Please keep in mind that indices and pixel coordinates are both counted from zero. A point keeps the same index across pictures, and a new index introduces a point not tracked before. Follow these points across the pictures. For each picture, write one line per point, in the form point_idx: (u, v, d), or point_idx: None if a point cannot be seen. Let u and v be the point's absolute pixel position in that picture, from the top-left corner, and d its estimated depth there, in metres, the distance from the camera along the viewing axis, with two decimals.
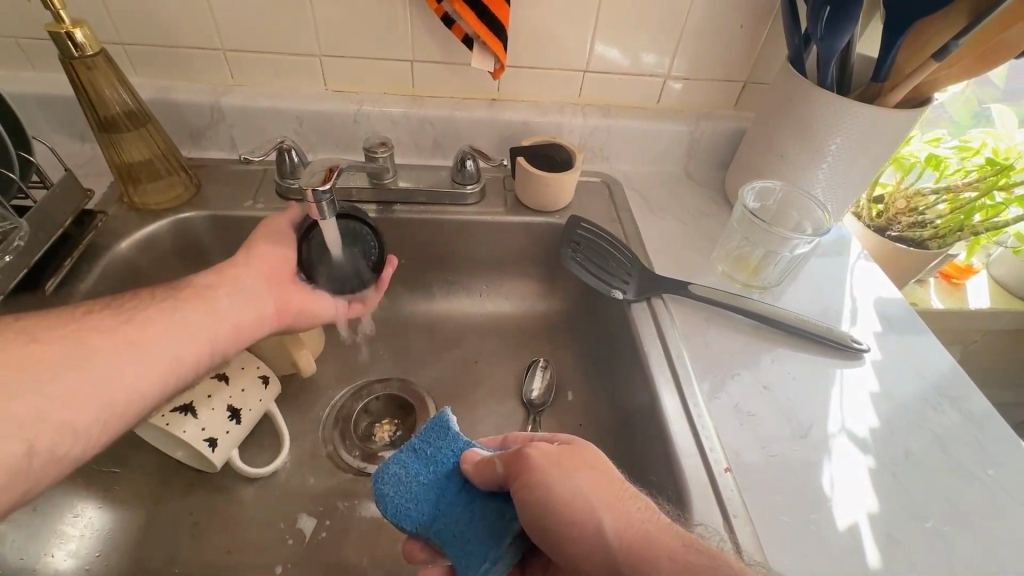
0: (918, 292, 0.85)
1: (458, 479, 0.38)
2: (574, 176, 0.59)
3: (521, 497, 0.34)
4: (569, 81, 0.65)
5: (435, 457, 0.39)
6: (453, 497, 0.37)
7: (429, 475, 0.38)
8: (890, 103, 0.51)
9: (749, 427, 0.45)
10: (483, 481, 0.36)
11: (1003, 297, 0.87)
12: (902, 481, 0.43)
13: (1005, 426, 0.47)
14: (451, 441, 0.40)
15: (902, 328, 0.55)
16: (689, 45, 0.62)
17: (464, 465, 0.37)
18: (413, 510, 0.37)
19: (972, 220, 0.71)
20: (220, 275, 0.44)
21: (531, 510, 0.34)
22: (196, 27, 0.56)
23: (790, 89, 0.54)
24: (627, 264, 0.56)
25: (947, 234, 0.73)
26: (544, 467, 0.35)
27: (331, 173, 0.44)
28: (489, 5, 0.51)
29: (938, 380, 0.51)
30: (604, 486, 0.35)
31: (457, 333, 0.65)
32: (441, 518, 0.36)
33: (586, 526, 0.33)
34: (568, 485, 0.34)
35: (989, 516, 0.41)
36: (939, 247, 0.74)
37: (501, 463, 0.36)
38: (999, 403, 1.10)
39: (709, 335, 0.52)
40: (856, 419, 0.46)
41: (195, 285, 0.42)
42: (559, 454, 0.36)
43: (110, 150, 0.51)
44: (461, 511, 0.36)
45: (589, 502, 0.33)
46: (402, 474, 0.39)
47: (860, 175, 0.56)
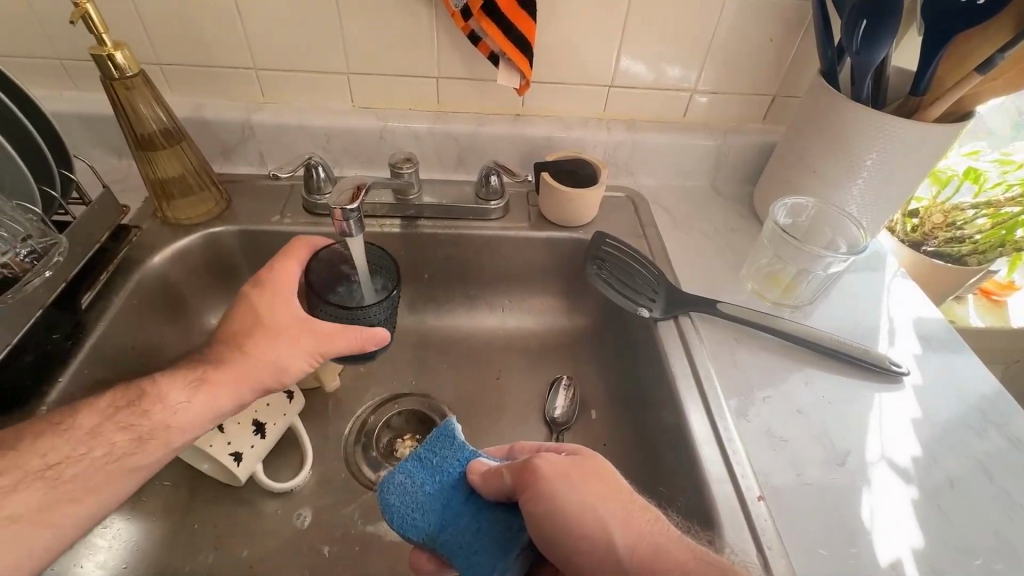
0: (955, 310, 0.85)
1: (464, 489, 0.37)
2: (597, 192, 0.58)
3: (531, 509, 0.33)
4: (593, 96, 0.64)
5: (440, 467, 0.39)
6: (459, 507, 0.36)
7: (435, 485, 0.38)
8: (931, 117, 0.49)
9: (778, 452, 0.43)
10: (491, 490, 0.36)
11: None
12: (922, 502, 0.41)
13: None
14: (457, 450, 0.39)
15: (939, 346, 0.53)
16: (716, 60, 0.61)
17: (471, 476, 0.37)
18: (419, 520, 0.37)
19: (1014, 237, 0.70)
20: (205, 405, 0.40)
21: (539, 523, 0.33)
22: (230, 48, 0.58)
23: (824, 104, 0.52)
24: (653, 281, 0.55)
25: (988, 250, 0.72)
26: (552, 479, 0.34)
27: (358, 192, 0.46)
28: (513, 21, 0.50)
29: (977, 400, 0.48)
30: (612, 498, 0.34)
31: (479, 349, 0.64)
32: (447, 529, 0.36)
33: (595, 537, 0.32)
34: (577, 496, 0.33)
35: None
36: (979, 263, 0.73)
37: (510, 474, 0.35)
38: None
39: (738, 356, 0.50)
40: (895, 444, 0.44)
41: (166, 421, 0.39)
42: (567, 465, 0.35)
43: (145, 166, 0.53)
44: (467, 522, 0.36)
45: (599, 514, 0.33)
46: (408, 483, 0.38)
47: (896, 191, 0.54)
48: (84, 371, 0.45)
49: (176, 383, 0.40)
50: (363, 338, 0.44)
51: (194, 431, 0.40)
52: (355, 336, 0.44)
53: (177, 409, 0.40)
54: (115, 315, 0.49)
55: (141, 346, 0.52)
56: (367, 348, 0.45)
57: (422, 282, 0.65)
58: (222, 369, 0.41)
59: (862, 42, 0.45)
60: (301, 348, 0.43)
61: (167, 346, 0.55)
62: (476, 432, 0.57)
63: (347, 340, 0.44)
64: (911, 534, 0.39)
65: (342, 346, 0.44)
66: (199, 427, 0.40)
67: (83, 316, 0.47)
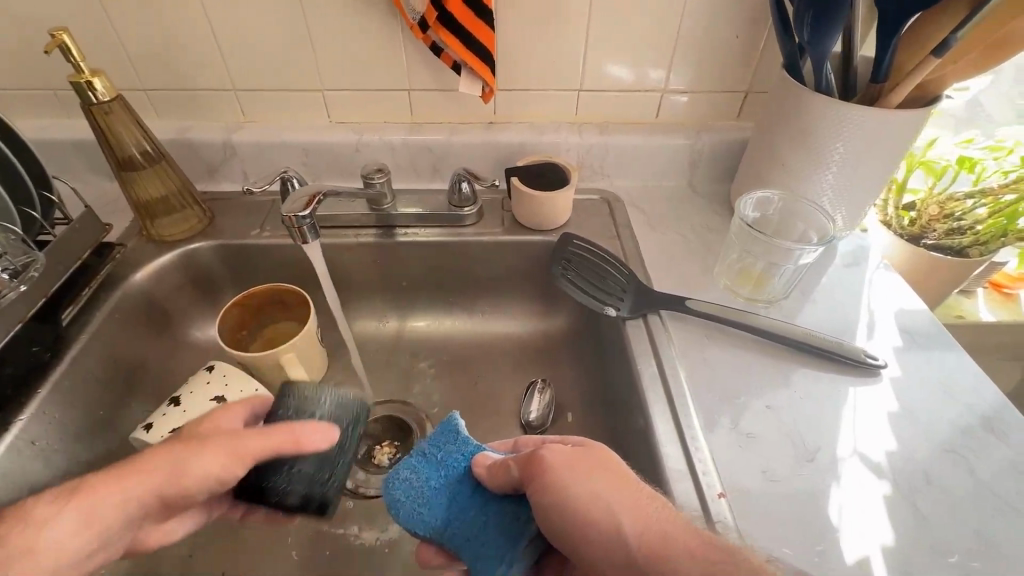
0: (964, 303, 0.90)
1: (471, 483, 0.38)
2: (567, 194, 0.59)
3: (538, 500, 0.33)
4: (565, 101, 0.65)
5: (445, 461, 0.39)
6: (466, 501, 0.37)
7: (441, 480, 0.38)
8: (892, 104, 0.48)
9: (750, 449, 0.42)
10: (498, 483, 0.36)
11: None
12: (895, 497, 0.39)
13: None
14: (461, 444, 0.39)
15: (926, 341, 0.51)
16: (683, 60, 0.61)
17: (476, 469, 0.37)
18: (426, 515, 0.37)
19: (1016, 225, 0.69)
20: (80, 516, 0.34)
21: (546, 513, 0.33)
22: (209, 71, 0.60)
23: (787, 97, 0.52)
24: (623, 281, 0.54)
25: (989, 240, 0.71)
26: (559, 470, 0.34)
27: (313, 199, 0.48)
28: (474, 32, 0.51)
29: (975, 402, 0.46)
30: (621, 487, 0.34)
31: (458, 354, 0.65)
32: (454, 523, 0.36)
33: (602, 525, 0.32)
34: (583, 485, 0.33)
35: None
36: (981, 254, 0.71)
37: (516, 465, 0.35)
38: None
39: (708, 353, 0.49)
40: (869, 440, 0.43)
41: (28, 542, 0.32)
42: (574, 456, 0.35)
43: (128, 187, 0.55)
44: (474, 515, 0.36)
45: (608, 504, 0.32)
46: (413, 479, 0.38)
47: (870, 181, 0.53)
48: (64, 382, 0.47)
49: (42, 496, 0.34)
50: (289, 436, 0.37)
51: (66, 551, 0.33)
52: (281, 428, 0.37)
53: (44, 527, 0.32)
54: (97, 329, 0.51)
55: (125, 359, 0.54)
56: (300, 442, 0.37)
57: (401, 288, 0.66)
58: (110, 478, 0.35)
59: (812, 33, 0.45)
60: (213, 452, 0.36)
61: (151, 359, 0.57)
62: None
63: (272, 435, 0.37)
64: (881, 531, 0.37)
65: (264, 440, 0.37)
66: (66, 552, 0.33)
67: (65, 331, 0.49)
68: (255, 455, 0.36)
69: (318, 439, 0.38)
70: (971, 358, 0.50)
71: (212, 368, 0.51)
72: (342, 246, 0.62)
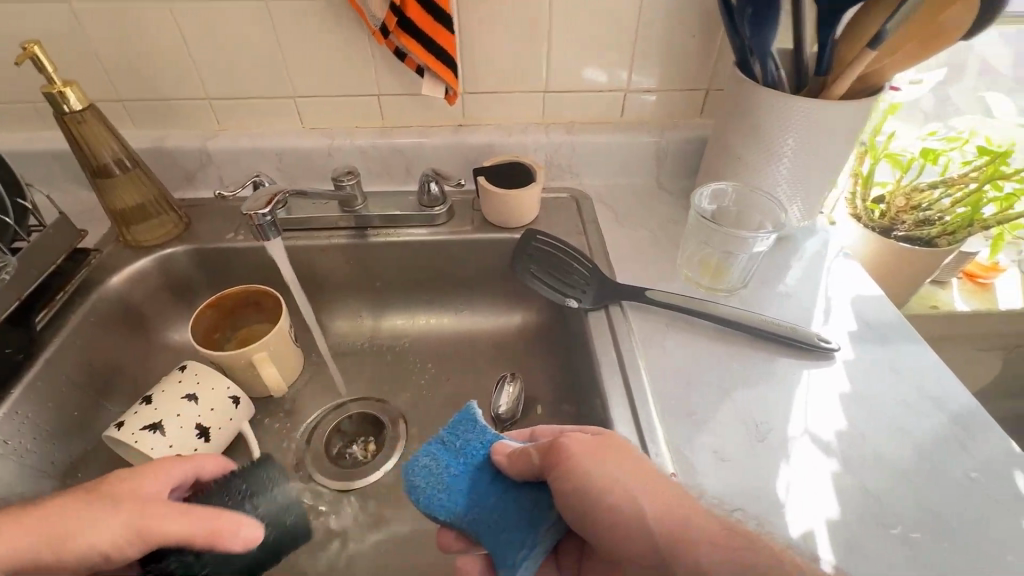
0: (939, 295, 0.90)
1: (490, 470, 0.38)
2: (531, 192, 0.60)
3: (561, 486, 0.34)
4: (531, 102, 0.67)
5: (464, 449, 0.39)
6: (485, 488, 0.37)
7: (460, 467, 0.39)
8: (835, 95, 0.50)
9: (704, 432, 0.43)
10: (518, 471, 0.37)
11: None
12: (842, 474, 0.40)
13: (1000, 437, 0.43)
14: (480, 433, 0.40)
15: (880, 325, 0.52)
16: (643, 60, 0.63)
17: (497, 456, 0.38)
18: (445, 500, 0.37)
19: (981, 214, 0.70)
20: None
21: (567, 498, 0.34)
22: (183, 81, 0.62)
23: (738, 92, 0.54)
24: (585, 275, 0.56)
25: (956, 229, 0.72)
26: (581, 456, 0.35)
27: (275, 198, 0.51)
28: (434, 37, 0.53)
29: (927, 382, 0.47)
30: (642, 474, 0.35)
31: (432, 352, 0.66)
32: (473, 509, 0.37)
33: (624, 509, 0.33)
34: (605, 471, 0.34)
35: (976, 524, 0.38)
36: (949, 244, 0.73)
37: (537, 454, 0.36)
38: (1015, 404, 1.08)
39: (666, 341, 0.51)
40: (820, 420, 0.44)
41: None
42: (594, 444, 0.36)
43: (103, 194, 0.56)
44: (493, 502, 0.36)
45: (629, 490, 0.34)
46: (432, 465, 0.39)
47: (822, 170, 0.55)
48: (38, 383, 0.48)
49: None
50: (206, 526, 0.35)
51: None
52: (206, 515, 0.35)
53: None
54: (72, 331, 0.52)
55: (99, 362, 0.55)
56: (216, 534, 0.34)
57: (375, 289, 0.67)
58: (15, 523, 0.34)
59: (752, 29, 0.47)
60: (127, 515, 0.35)
61: (127, 362, 0.58)
62: (424, 433, 0.59)
63: (188, 516, 0.35)
64: (827, 505, 0.39)
65: (175, 522, 0.35)
66: None
67: (39, 334, 0.51)
68: (161, 538, 0.34)
69: (236, 538, 0.35)
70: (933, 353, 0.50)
71: (185, 368, 0.52)
72: (315, 247, 0.63)
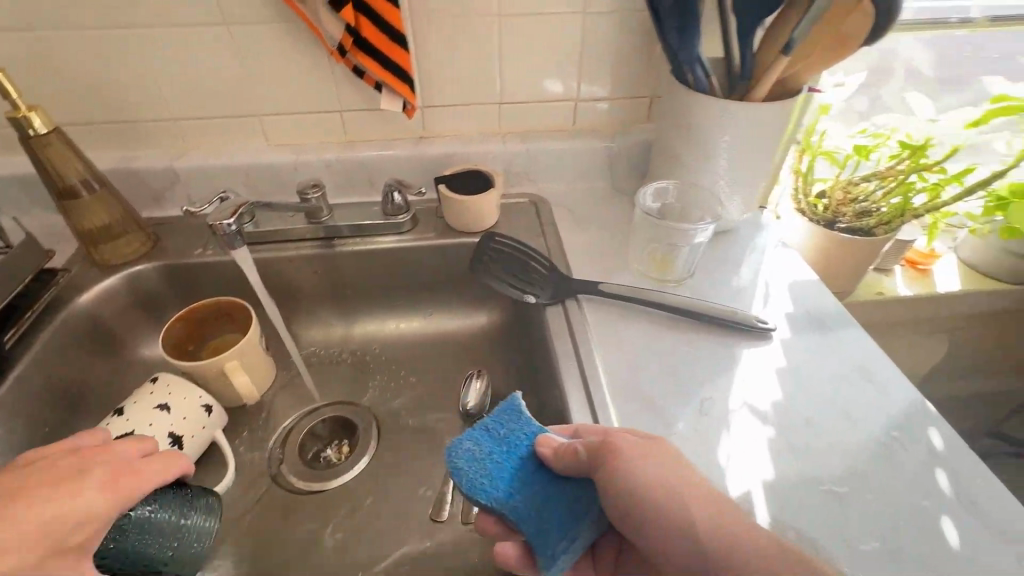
0: (884, 283, 0.94)
1: (535, 461, 0.39)
2: (490, 198, 0.63)
3: (607, 483, 0.36)
4: (487, 113, 0.70)
5: (508, 438, 0.40)
6: (530, 476, 0.38)
7: (503, 454, 0.39)
8: (758, 97, 0.54)
9: (653, 409, 0.47)
10: (564, 465, 0.37)
11: (975, 278, 0.95)
12: (776, 439, 0.44)
13: (926, 405, 0.47)
14: (525, 424, 0.41)
15: (813, 305, 0.57)
16: (590, 72, 0.68)
17: (544, 448, 0.38)
18: (489, 485, 0.37)
19: (910, 204, 0.76)
20: None
21: (613, 496, 0.36)
22: (148, 103, 0.64)
23: (674, 99, 0.58)
24: (542, 272, 0.59)
25: (892, 220, 0.78)
26: (630, 458, 0.36)
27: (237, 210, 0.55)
28: (390, 54, 0.57)
29: (863, 357, 0.51)
30: (690, 481, 0.36)
31: (402, 355, 0.68)
32: (516, 496, 0.37)
33: (672, 514, 0.35)
34: (655, 477, 0.36)
35: (905, 482, 0.41)
36: (886, 233, 0.78)
37: (583, 449, 0.37)
38: (955, 382, 1.16)
39: (619, 329, 0.54)
40: (759, 393, 0.48)
41: None
42: (644, 447, 0.37)
43: (70, 215, 0.57)
44: (538, 491, 0.38)
45: (679, 497, 0.35)
46: (475, 450, 0.39)
47: (753, 168, 0.60)
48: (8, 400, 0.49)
49: None
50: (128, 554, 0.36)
51: None
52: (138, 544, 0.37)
53: None
54: (41, 349, 0.53)
55: (68, 378, 0.56)
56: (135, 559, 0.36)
57: (344, 297, 0.69)
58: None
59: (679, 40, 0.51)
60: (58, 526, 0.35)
61: (96, 378, 0.59)
62: (396, 431, 0.61)
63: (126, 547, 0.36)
64: (762, 469, 0.42)
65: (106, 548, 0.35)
66: None
67: (7, 352, 0.51)
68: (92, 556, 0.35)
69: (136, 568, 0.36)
70: (866, 333, 0.54)
71: (156, 379, 0.53)
72: (284, 258, 0.65)
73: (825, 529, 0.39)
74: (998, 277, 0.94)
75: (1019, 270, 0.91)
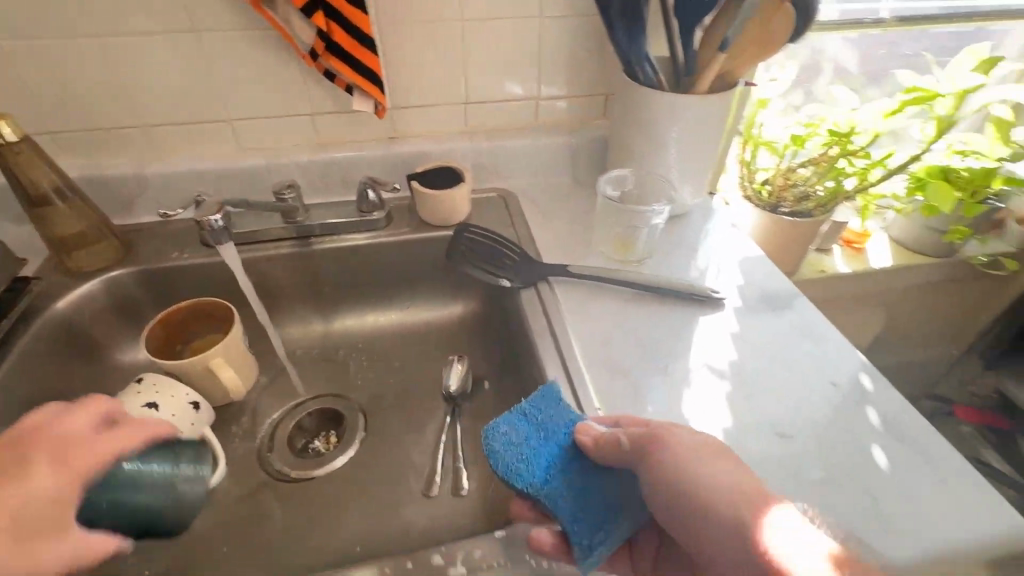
0: (823, 261, 1.03)
1: (572, 449, 0.43)
2: (462, 191, 0.67)
3: (652, 474, 0.38)
4: (454, 113, 0.74)
5: (545, 426, 0.45)
6: (565, 465, 0.42)
7: (538, 441, 0.44)
8: (703, 85, 0.60)
9: (622, 374, 0.52)
10: (602, 453, 0.41)
11: (904, 254, 1.05)
12: (732, 392, 0.50)
13: (860, 358, 0.53)
14: (563, 412, 0.45)
15: (758, 276, 0.63)
16: (549, 72, 0.73)
17: (583, 436, 0.42)
18: (524, 469, 0.42)
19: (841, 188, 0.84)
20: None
21: (658, 489, 0.37)
22: (116, 109, 0.65)
23: (627, 95, 0.63)
24: (513, 258, 0.63)
25: (827, 202, 0.86)
26: (681, 454, 0.38)
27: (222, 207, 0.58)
28: (361, 58, 0.59)
29: (805, 321, 0.57)
30: (745, 482, 0.37)
31: (383, 347, 0.71)
32: (550, 481, 0.41)
33: (725, 514, 0.35)
34: (707, 473, 0.37)
35: (845, 424, 0.47)
36: (822, 213, 0.87)
37: (626, 439, 0.40)
38: (891, 351, 1.28)
39: (588, 307, 0.59)
40: (716, 355, 0.53)
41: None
42: (697, 445, 0.39)
43: (42, 223, 0.57)
44: (571, 480, 0.41)
45: (734, 497, 0.36)
46: (512, 435, 0.45)
47: (701, 155, 0.66)
48: None
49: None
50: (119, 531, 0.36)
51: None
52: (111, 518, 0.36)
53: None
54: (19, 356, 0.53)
55: (48, 385, 0.56)
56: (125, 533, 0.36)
57: (324, 294, 0.71)
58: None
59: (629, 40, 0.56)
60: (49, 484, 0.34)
61: (76, 384, 0.59)
62: (383, 418, 0.63)
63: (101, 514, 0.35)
64: (722, 419, 0.48)
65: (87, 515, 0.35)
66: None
67: None
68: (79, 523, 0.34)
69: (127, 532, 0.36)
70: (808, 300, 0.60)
71: (141, 380, 0.54)
72: (262, 258, 0.67)
73: (775, 467, 0.44)
74: (923, 253, 1.04)
75: (941, 245, 1.02)
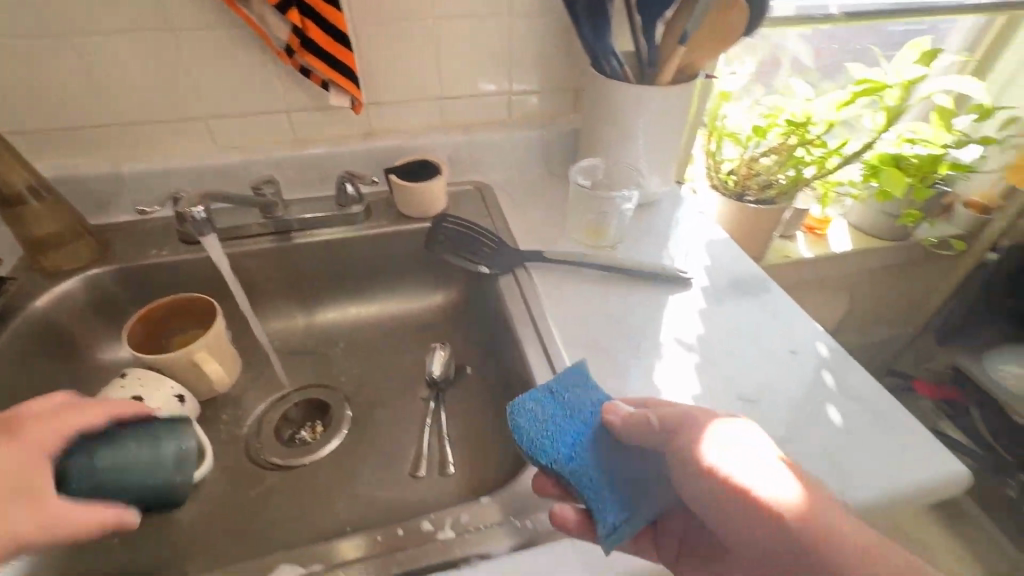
0: (788, 247, 1.07)
1: (597, 427, 0.43)
2: (439, 183, 0.69)
3: (686, 453, 0.38)
4: (429, 109, 0.76)
5: (571, 404, 0.44)
6: (589, 443, 0.42)
7: (565, 418, 0.43)
8: (664, 80, 0.63)
9: (597, 351, 0.54)
10: (631, 430, 0.40)
11: (861, 238, 1.11)
12: (701, 363, 0.53)
13: (817, 329, 0.57)
14: (590, 393, 0.45)
15: (723, 257, 0.67)
16: (520, 68, 0.75)
17: (612, 415, 0.42)
18: (549, 445, 0.42)
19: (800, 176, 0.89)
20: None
21: (689, 469, 0.37)
22: (88, 108, 0.64)
23: (595, 88, 0.66)
24: (490, 246, 0.66)
25: (787, 189, 0.91)
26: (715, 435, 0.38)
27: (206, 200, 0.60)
28: (337, 55, 0.61)
29: (767, 297, 0.61)
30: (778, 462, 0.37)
31: (366, 338, 0.72)
32: (576, 458, 0.41)
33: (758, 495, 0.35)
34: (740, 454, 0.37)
35: (804, 388, 0.51)
36: (784, 200, 0.92)
37: (657, 418, 0.40)
38: (852, 332, 1.35)
39: (564, 290, 0.61)
40: (686, 330, 0.57)
41: None
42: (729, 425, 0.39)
43: (17, 223, 0.57)
44: (595, 456, 0.41)
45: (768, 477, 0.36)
46: (537, 411, 0.44)
47: (667, 144, 0.69)
48: None
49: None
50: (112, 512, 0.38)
51: None
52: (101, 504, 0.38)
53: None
54: None
55: (27, 384, 0.56)
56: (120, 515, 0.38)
57: (305, 288, 0.72)
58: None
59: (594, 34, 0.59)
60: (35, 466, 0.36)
61: (56, 383, 0.59)
62: (369, 406, 0.65)
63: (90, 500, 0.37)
64: (692, 388, 0.51)
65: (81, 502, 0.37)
66: None
67: None
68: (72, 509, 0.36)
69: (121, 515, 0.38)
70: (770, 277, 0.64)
71: (125, 374, 0.54)
72: (243, 253, 0.67)
73: None
74: (880, 236, 1.11)
75: (895, 229, 1.08)
